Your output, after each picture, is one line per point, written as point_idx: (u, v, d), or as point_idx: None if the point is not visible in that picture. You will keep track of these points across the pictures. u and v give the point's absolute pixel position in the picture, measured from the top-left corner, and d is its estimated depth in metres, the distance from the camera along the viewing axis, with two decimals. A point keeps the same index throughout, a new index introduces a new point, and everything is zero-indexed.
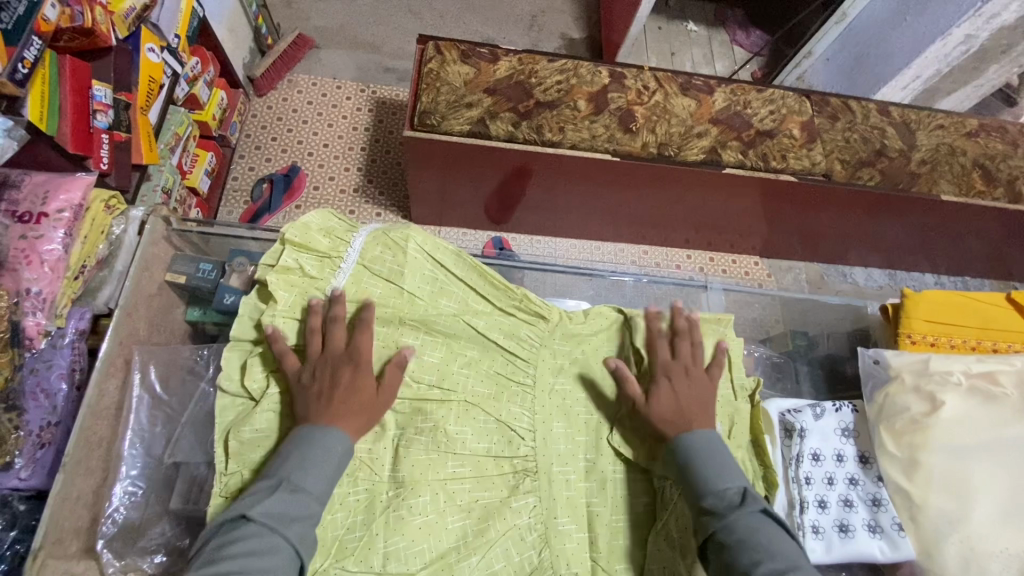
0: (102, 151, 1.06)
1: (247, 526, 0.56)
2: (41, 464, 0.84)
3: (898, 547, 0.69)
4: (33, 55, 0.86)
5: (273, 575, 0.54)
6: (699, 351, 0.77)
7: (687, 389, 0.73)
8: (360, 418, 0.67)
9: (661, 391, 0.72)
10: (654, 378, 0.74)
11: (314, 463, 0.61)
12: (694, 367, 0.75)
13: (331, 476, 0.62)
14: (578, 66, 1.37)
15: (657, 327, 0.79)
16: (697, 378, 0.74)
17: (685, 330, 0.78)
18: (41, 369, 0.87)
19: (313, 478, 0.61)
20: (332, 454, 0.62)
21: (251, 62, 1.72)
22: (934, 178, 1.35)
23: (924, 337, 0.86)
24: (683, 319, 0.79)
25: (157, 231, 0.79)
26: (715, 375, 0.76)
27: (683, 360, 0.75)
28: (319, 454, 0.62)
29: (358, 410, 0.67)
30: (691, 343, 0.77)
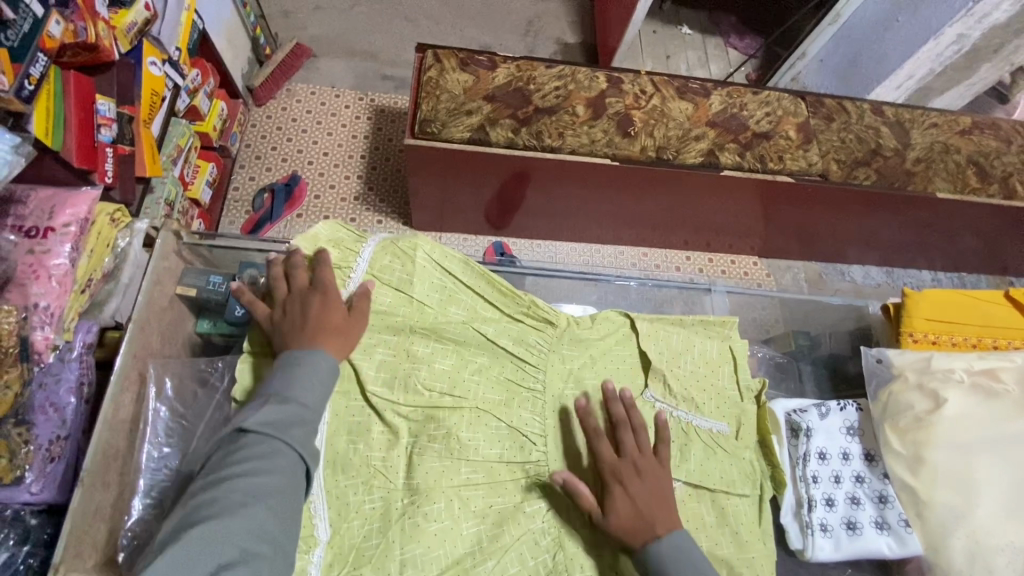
0: (107, 165, 1.06)
1: (247, 436, 0.60)
2: (52, 478, 0.85)
3: (906, 543, 0.71)
4: (38, 71, 0.86)
5: (280, 475, 0.59)
6: (644, 438, 0.72)
7: (642, 486, 0.68)
8: (338, 339, 0.69)
9: (617, 499, 0.67)
10: (606, 483, 0.69)
11: (299, 378, 0.64)
12: (641, 459, 0.70)
13: (321, 390, 0.65)
14: (576, 72, 1.38)
15: (592, 422, 0.73)
16: (649, 472, 0.70)
17: (622, 418, 0.73)
18: (50, 385, 0.88)
19: (302, 390, 0.64)
20: (317, 369, 0.66)
21: (250, 73, 1.73)
22: (929, 176, 1.37)
23: (925, 335, 0.87)
24: (617, 404, 0.74)
25: (168, 244, 0.80)
26: (664, 460, 0.72)
27: (629, 454, 0.70)
28: (307, 372, 0.65)
29: (332, 331, 0.69)
30: (634, 432, 0.72)
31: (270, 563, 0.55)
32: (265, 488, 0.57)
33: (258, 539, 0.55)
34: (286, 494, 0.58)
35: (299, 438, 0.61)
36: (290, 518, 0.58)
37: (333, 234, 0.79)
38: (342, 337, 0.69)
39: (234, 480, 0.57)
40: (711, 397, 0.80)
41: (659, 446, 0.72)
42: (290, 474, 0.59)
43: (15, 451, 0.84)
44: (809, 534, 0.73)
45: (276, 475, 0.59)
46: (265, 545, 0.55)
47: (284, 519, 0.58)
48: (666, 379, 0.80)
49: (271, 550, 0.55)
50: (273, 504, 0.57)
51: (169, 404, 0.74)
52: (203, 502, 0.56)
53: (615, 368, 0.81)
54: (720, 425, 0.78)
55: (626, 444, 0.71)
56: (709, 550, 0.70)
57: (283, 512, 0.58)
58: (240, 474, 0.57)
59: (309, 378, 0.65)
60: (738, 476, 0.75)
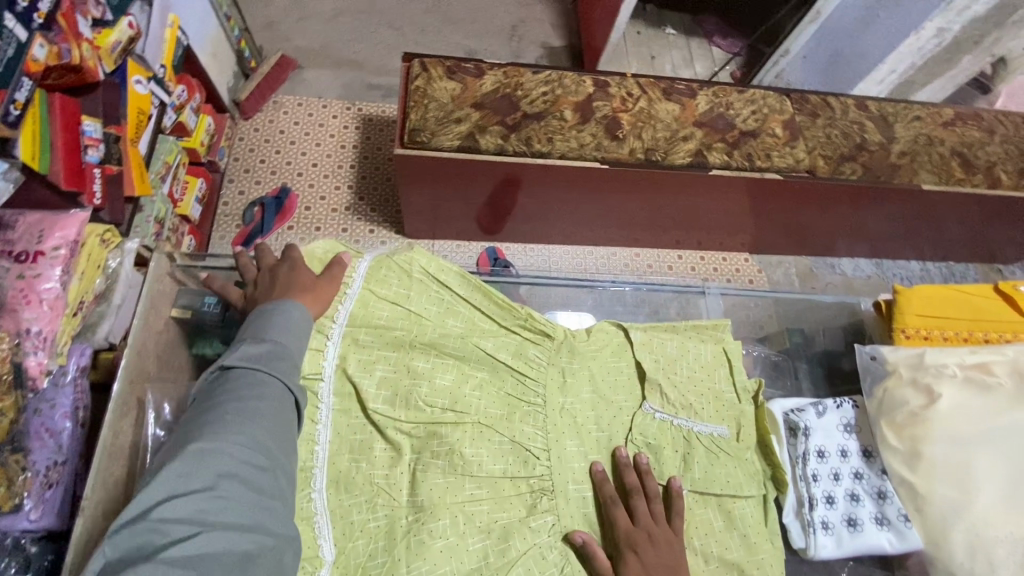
0: (94, 186, 1.05)
1: (233, 369, 0.63)
2: (51, 505, 0.86)
3: (906, 538, 0.72)
4: (24, 95, 0.86)
5: (271, 400, 0.62)
6: (659, 506, 0.71)
7: (655, 556, 0.67)
8: (310, 296, 0.72)
9: (628, 566, 0.66)
10: (619, 549, 0.68)
11: (277, 319, 0.68)
12: (656, 527, 0.69)
13: (299, 332, 0.69)
14: (562, 77, 1.38)
15: (609, 488, 0.73)
16: (663, 541, 0.68)
17: (637, 485, 0.72)
18: (44, 411, 0.88)
19: (281, 330, 0.67)
20: (295, 311, 0.69)
21: (236, 86, 1.72)
22: (914, 168, 1.39)
23: (917, 331, 0.88)
24: (631, 472, 0.74)
25: (162, 267, 0.80)
26: (678, 527, 0.71)
27: (644, 522, 0.69)
28: (283, 317, 0.68)
29: (302, 287, 0.73)
30: (649, 499, 0.72)
31: (269, 478, 0.59)
32: (256, 411, 0.60)
33: (254, 457, 0.58)
34: (276, 418, 0.62)
35: (285, 369, 0.65)
36: (283, 439, 0.62)
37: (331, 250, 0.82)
38: (314, 294, 0.73)
39: (224, 406, 0.60)
40: (709, 401, 0.80)
41: (675, 516, 0.71)
42: (279, 400, 0.63)
43: (12, 478, 0.84)
44: (811, 533, 0.73)
45: (266, 400, 0.62)
46: (262, 464, 0.58)
47: (279, 437, 0.61)
48: (663, 387, 0.80)
49: (269, 467, 0.59)
50: (267, 424, 0.60)
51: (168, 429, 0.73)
52: (195, 426, 0.59)
53: (612, 376, 0.82)
54: (720, 429, 0.79)
55: (641, 512, 0.70)
56: (718, 555, 0.71)
57: (277, 431, 0.61)
58: (230, 399, 0.60)
59: (285, 320, 0.68)
60: (742, 479, 0.75)
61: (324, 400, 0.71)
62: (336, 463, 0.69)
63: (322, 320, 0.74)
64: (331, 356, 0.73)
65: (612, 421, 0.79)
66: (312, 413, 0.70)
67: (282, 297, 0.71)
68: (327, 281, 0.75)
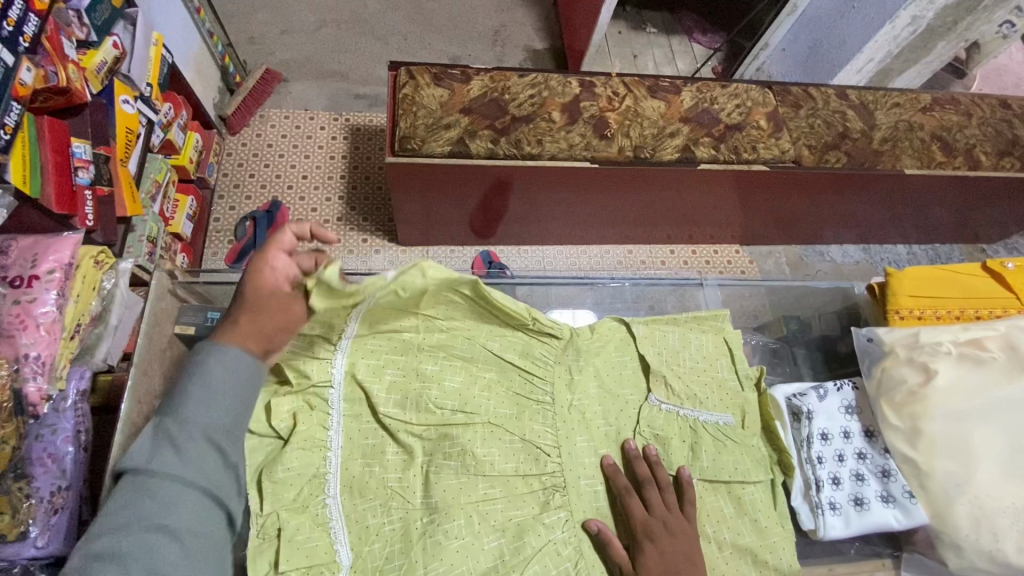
0: (86, 207, 1.04)
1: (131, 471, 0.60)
2: (57, 530, 0.85)
3: (912, 514, 0.73)
4: (13, 120, 0.85)
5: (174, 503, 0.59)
6: (672, 495, 0.72)
7: (671, 543, 0.68)
8: (251, 333, 0.67)
9: (647, 556, 0.67)
10: (636, 539, 0.69)
11: (198, 398, 0.63)
12: (671, 515, 0.70)
13: (219, 406, 0.64)
14: (548, 79, 1.39)
15: (622, 481, 0.74)
16: (678, 529, 0.69)
17: (649, 476, 0.73)
18: (47, 435, 0.88)
19: (195, 410, 0.63)
20: (220, 376, 0.64)
21: (222, 102, 1.72)
22: (896, 154, 1.42)
23: (911, 311, 0.90)
24: (643, 464, 0.75)
25: (163, 284, 0.80)
26: (691, 515, 0.72)
27: (658, 511, 0.70)
28: (199, 389, 0.63)
29: (246, 320, 0.67)
30: (662, 488, 0.73)
31: None
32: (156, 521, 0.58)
33: None
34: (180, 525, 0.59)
35: (197, 471, 0.61)
36: (195, 553, 0.59)
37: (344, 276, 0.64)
38: (256, 331, 0.67)
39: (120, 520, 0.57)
40: (714, 391, 0.81)
41: (687, 504, 0.72)
42: (192, 503, 0.60)
43: (16, 506, 0.84)
44: (820, 514, 0.75)
45: (171, 505, 0.59)
46: None
47: (184, 548, 0.58)
48: (667, 379, 0.81)
49: None
50: (167, 535, 0.58)
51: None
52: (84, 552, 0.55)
53: (617, 371, 0.83)
54: (725, 417, 0.80)
55: (655, 502, 0.71)
56: (732, 541, 0.73)
57: (182, 541, 0.58)
58: (135, 508, 0.58)
59: (208, 393, 0.64)
60: (751, 465, 0.77)
61: (335, 408, 0.72)
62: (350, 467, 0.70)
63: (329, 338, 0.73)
64: (341, 362, 0.73)
65: (619, 415, 0.80)
66: (323, 420, 0.72)
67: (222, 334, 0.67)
68: (275, 309, 0.67)
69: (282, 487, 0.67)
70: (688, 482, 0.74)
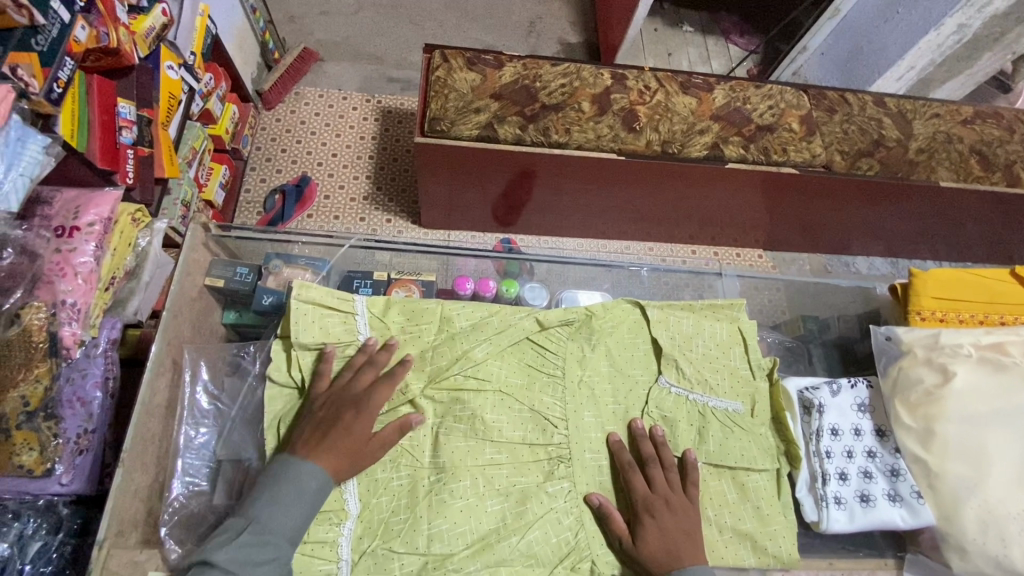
0: (128, 167, 1.07)
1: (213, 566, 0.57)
2: (81, 471, 0.89)
3: (918, 514, 0.73)
4: (66, 75, 0.88)
5: None
6: (674, 476, 0.73)
7: (672, 521, 0.69)
8: (345, 453, 0.67)
9: (645, 531, 0.68)
10: (636, 516, 0.70)
11: (284, 504, 0.62)
12: (672, 494, 0.72)
13: (303, 516, 0.63)
14: (580, 69, 1.40)
15: (625, 458, 0.75)
16: (679, 508, 0.71)
17: (653, 455, 0.75)
18: (77, 379, 0.92)
19: (281, 518, 0.62)
20: (310, 481, 0.64)
21: (259, 77, 1.76)
22: (931, 165, 1.39)
23: (933, 313, 0.89)
24: (647, 443, 0.76)
25: (197, 238, 0.84)
26: (694, 496, 0.73)
27: (662, 490, 0.72)
28: (291, 492, 0.63)
29: (343, 446, 0.67)
30: (666, 468, 0.74)
31: None
32: None
33: None
34: None
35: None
36: None
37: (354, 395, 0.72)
38: (350, 455, 0.67)
39: None
40: (725, 378, 0.82)
41: (691, 485, 0.73)
42: None
43: (45, 443, 0.87)
44: (824, 507, 0.74)
45: None
46: None
47: None
48: (679, 364, 0.81)
49: None
50: None
51: (205, 388, 0.79)
52: None
53: (629, 352, 0.84)
54: (735, 404, 0.81)
55: (658, 480, 0.72)
56: (733, 526, 0.73)
57: None
58: None
59: (294, 498, 0.63)
60: (758, 453, 0.77)
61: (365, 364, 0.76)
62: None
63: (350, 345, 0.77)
64: (364, 328, 0.78)
65: (628, 395, 0.81)
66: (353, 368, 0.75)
67: (312, 453, 0.66)
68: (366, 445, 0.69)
69: None
70: (692, 466, 0.74)
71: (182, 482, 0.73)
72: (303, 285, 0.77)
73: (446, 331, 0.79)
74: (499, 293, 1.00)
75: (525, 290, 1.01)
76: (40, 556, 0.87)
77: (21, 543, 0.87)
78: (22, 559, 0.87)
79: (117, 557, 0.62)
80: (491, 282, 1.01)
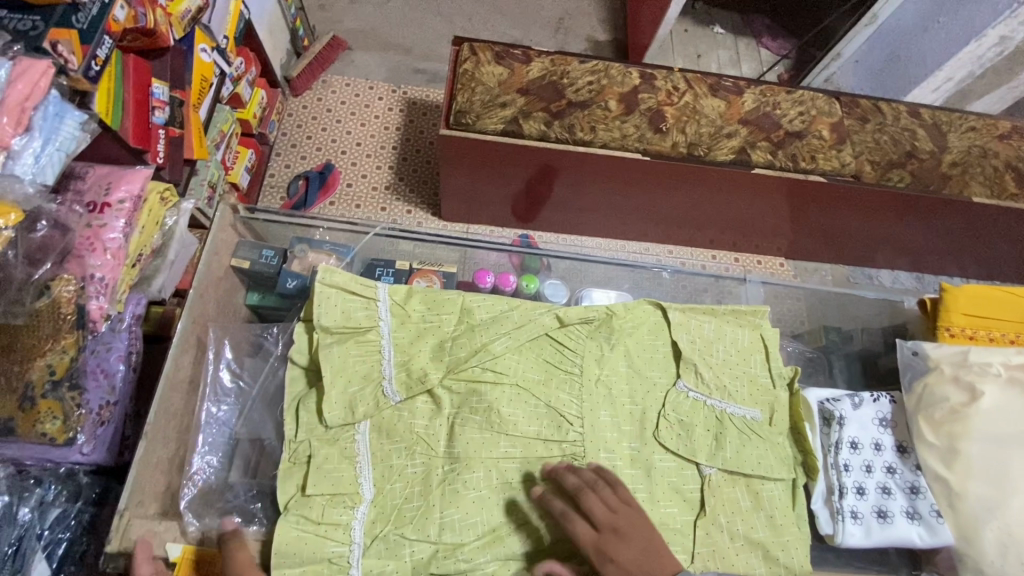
0: (158, 146, 1.08)
1: None
2: (102, 441, 0.92)
3: (936, 532, 0.72)
4: (105, 53, 0.85)
5: None
6: (607, 492, 0.68)
7: (633, 549, 0.65)
8: None
9: None
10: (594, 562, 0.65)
11: None
12: (617, 517, 0.67)
13: None
14: (608, 67, 1.39)
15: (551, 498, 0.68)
16: (629, 528, 0.66)
17: (581, 485, 0.68)
18: (101, 351, 0.95)
19: None
20: None
21: (288, 64, 1.78)
22: (965, 179, 1.36)
23: (963, 330, 0.87)
24: (569, 475, 0.70)
25: (226, 218, 0.88)
26: (628, 498, 0.69)
27: (605, 521, 0.66)
28: None
29: None
30: (595, 489, 0.68)
31: None
32: None
33: None
34: None
35: None
36: None
37: (369, 389, 0.75)
38: None
39: None
40: (745, 385, 0.81)
41: (617, 486, 0.69)
42: None
43: (68, 413, 0.88)
44: (840, 521, 0.73)
45: None
46: None
47: None
48: (698, 368, 0.81)
49: None
50: None
51: (228, 366, 0.81)
52: None
53: (647, 354, 0.83)
54: (754, 412, 0.80)
55: (598, 511, 0.67)
56: (745, 534, 0.73)
57: None
58: None
59: None
60: (775, 462, 0.76)
61: (385, 352, 0.77)
62: (385, 404, 0.74)
63: (373, 329, 0.78)
64: (386, 315, 0.79)
65: (645, 396, 0.80)
66: (375, 353, 0.77)
67: None
68: None
69: (315, 419, 0.73)
70: (611, 478, 0.70)
71: (202, 460, 0.75)
72: (327, 270, 0.79)
73: (465, 322, 0.80)
74: (520, 288, 1.01)
75: (545, 286, 1.02)
76: (59, 522, 0.90)
77: (42, 508, 0.90)
78: (42, 524, 0.89)
79: (137, 526, 0.66)
80: (511, 277, 1.01)
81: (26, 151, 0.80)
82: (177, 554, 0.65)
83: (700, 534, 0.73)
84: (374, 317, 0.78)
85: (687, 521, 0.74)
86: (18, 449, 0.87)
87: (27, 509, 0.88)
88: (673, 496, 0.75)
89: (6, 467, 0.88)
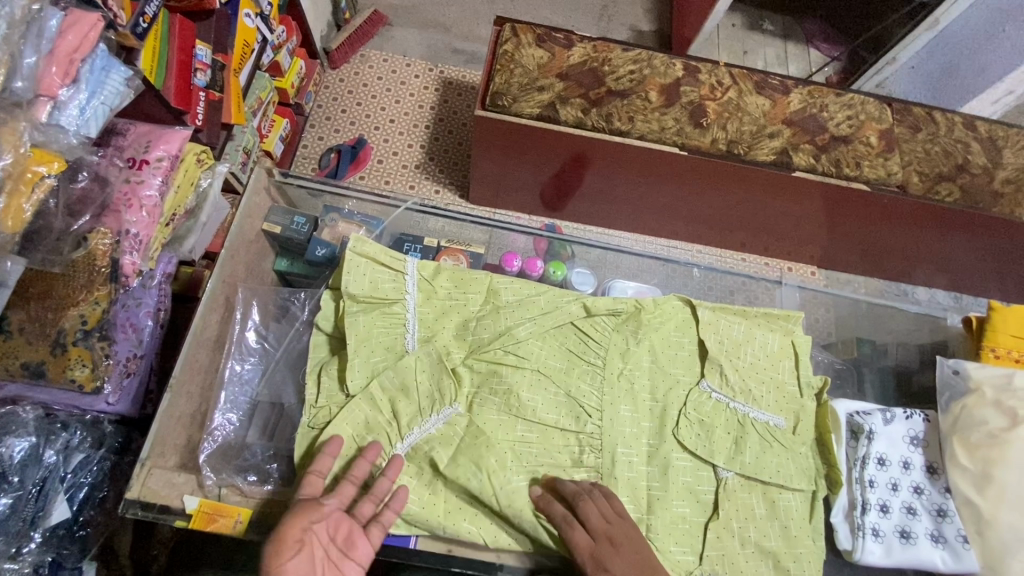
0: (198, 108, 1.06)
1: None
2: (127, 392, 0.95)
3: (961, 558, 0.71)
4: (152, 10, 0.87)
5: None
6: (601, 502, 0.68)
7: (628, 563, 0.64)
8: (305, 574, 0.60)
9: None
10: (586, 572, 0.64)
11: None
12: (612, 527, 0.66)
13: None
14: (652, 57, 1.35)
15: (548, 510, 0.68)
16: (625, 539, 0.65)
17: (578, 493, 0.68)
18: (132, 305, 0.97)
19: None
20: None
21: (328, 35, 1.78)
22: (1018, 199, 1.28)
23: (1009, 352, 0.84)
24: (569, 483, 0.69)
25: (260, 181, 0.89)
26: (622, 511, 0.68)
27: (601, 530, 0.65)
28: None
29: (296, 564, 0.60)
30: (593, 497, 0.68)
31: None
32: None
33: None
34: None
35: None
36: None
37: (389, 366, 0.75)
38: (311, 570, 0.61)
39: None
40: (771, 391, 0.80)
41: (613, 498, 0.69)
42: None
43: (97, 362, 0.88)
44: (860, 536, 0.72)
45: None
46: None
47: None
48: (723, 369, 0.80)
49: None
50: None
51: (255, 328, 0.83)
52: None
53: (672, 351, 0.82)
54: (778, 419, 0.78)
55: (595, 520, 0.66)
56: (757, 541, 0.71)
57: None
58: None
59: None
60: (795, 472, 0.75)
61: (410, 326, 0.77)
62: (412, 380, 0.74)
63: (400, 301, 0.78)
64: (412, 288, 0.79)
65: (667, 393, 0.79)
66: (400, 328, 0.77)
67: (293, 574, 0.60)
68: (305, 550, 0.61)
69: (336, 387, 0.74)
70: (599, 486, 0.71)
71: (223, 417, 0.77)
72: (359, 240, 0.79)
73: (491, 303, 0.81)
74: (547, 274, 1.01)
75: (573, 274, 1.02)
76: (82, 467, 0.92)
77: (66, 452, 0.92)
78: (65, 468, 0.91)
79: (157, 476, 0.68)
80: (539, 262, 1.01)
81: (72, 103, 0.76)
82: (194, 506, 0.67)
83: (710, 537, 0.71)
84: (401, 290, 0.78)
85: (697, 523, 0.73)
86: (48, 394, 0.88)
87: (53, 451, 0.90)
88: (686, 496, 0.74)
89: (35, 409, 0.90)
